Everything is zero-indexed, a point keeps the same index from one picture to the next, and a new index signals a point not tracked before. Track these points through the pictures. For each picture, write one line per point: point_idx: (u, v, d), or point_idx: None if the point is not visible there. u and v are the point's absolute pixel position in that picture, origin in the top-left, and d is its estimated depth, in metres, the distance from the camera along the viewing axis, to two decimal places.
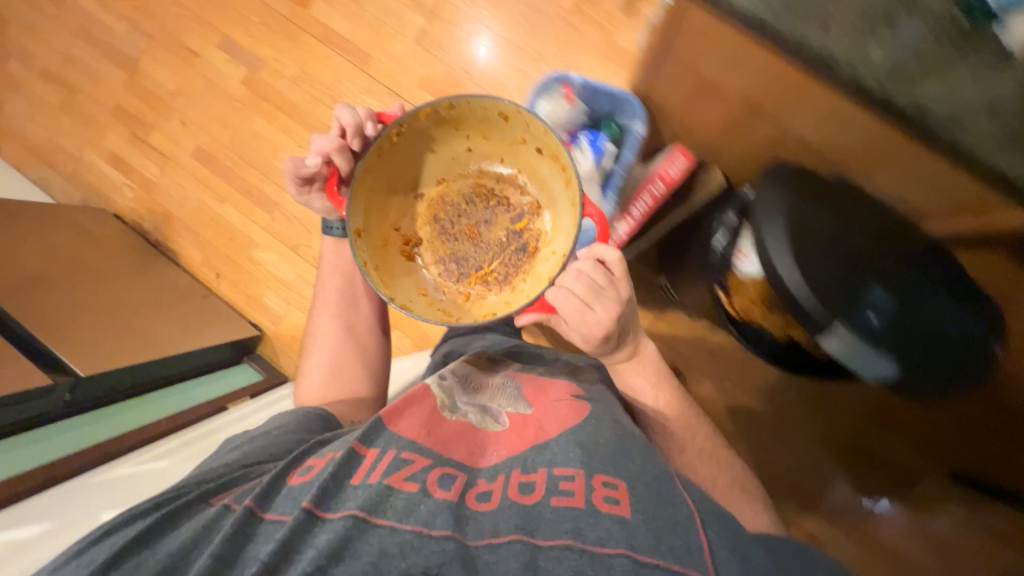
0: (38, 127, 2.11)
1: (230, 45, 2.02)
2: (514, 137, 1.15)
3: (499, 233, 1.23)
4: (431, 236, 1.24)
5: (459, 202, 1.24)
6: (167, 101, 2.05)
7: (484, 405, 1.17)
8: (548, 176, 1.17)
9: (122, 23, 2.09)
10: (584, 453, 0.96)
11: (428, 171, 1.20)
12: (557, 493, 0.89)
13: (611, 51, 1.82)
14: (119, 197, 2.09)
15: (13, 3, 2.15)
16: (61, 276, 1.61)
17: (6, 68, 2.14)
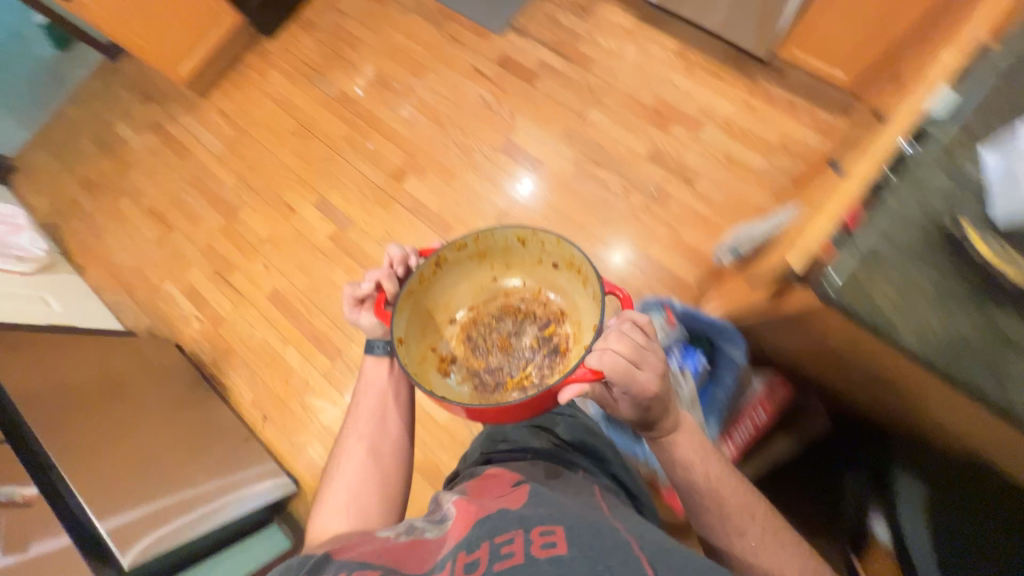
0: (133, 258, 2.32)
1: (325, 205, 2.17)
2: (537, 258, 1.02)
3: (530, 352, 1.00)
4: (468, 356, 1.03)
5: (493, 323, 1.05)
6: (255, 246, 2.20)
7: (431, 522, 0.82)
8: (572, 289, 0.99)
9: (232, 176, 2.32)
10: (525, 516, 0.69)
11: (460, 296, 1.05)
12: (501, 555, 0.63)
13: (693, 249, 1.83)
14: (186, 327, 2.18)
15: (142, 152, 2.48)
16: (108, 409, 1.52)
17: (120, 204, 2.41)
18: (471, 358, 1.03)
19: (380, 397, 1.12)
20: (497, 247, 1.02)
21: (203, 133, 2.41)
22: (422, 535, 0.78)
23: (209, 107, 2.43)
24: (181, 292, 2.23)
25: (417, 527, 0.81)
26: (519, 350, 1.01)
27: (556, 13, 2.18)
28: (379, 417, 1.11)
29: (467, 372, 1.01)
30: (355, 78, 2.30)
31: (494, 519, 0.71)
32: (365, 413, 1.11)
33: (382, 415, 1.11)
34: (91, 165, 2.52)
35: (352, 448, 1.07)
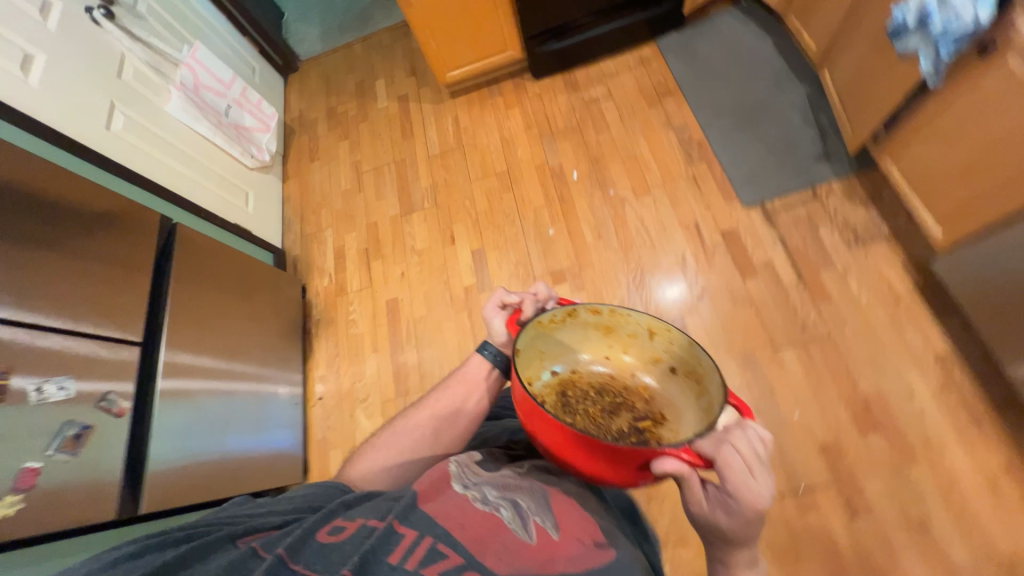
0: (322, 194, 2.61)
1: (480, 258, 2.18)
2: (659, 359, 0.87)
3: (622, 437, 0.81)
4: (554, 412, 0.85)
5: (589, 394, 0.88)
6: (406, 252, 2.31)
7: (510, 497, 0.74)
8: (684, 401, 0.83)
9: (427, 178, 2.45)
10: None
11: (570, 351, 0.92)
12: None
13: None
14: (320, 278, 2.40)
15: (379, 113, 2.74)
16: (226, 288, 1.82)
17: (340, 147, 2.71)
18: (559, 410, 0.85)
19: (471, 387, 1.01)
20: (625, 331, 0.89)
21: (430, 129, 2.57)
22: (502, 512, 0.71)
23: (449, 111, 2.58)
24: (333, 249, 2.45)
25: (494, 497, 0.74)
26: (609, 425, 0.83)
27: (820, 223, 1.83)
28: (459, 408, 0.99)
29: (557, 401, 0.86)
30: (579, 161, 2.23)
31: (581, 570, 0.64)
32: (456, 387, 1.01)
33: (464, 400, 1.00)
34: (340, 102, 2.88)
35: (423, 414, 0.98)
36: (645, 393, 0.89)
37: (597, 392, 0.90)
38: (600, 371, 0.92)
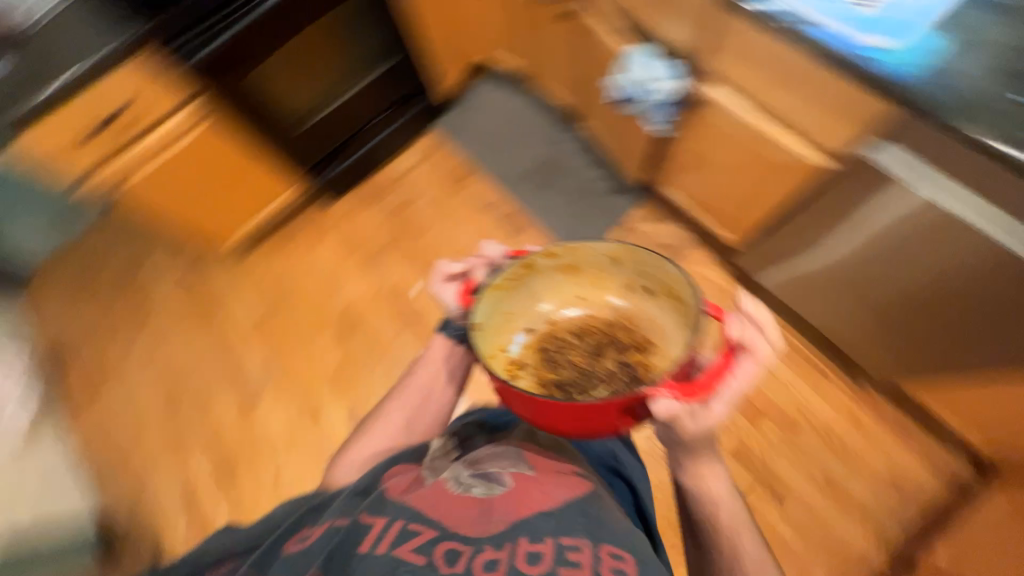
0: (134, 394, 2.02)
1: (370, 382, 1.93)
2: (623, 284, 0.96)
3: (608, 372, 0.93)
4: (539, 367, 0.98)
5: (568, 342, 1.01)
6: (263, 421, 1.92)
7: (485, 472, 0.91)
8: (666, 322, 0.91)
9: (263, 335, 2.08)
10: (588, 525, 0.77)
11: (540, 302, 1.01)
12: (567, 564, 0.70)
13: None
14: (148, 500, 1.85)
15: (157, 284, 2.21)
16: None
17: (121, 332, 2.13)
18: (541, 369, 0.97)
19: (443, 361, 1.14)
20: (590, 268, 0.96)
21: (231, 302, 2.15)
22: (475, 489, 0.85)
23: (246, 275, 2.18)
24: (179, 479, 1.87)
25: (465, 480, 0.88)
26: (597, 370, 0.94)
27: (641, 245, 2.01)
28: (428, 397, 1.12)
29: (535, 377, 0.95)
30: (416, 271, 2.11)
31: (562, 512, 0.79)
32: (428, 368, 1.14)
33: (432, 392, 1.12)
34: (95, 281, 2.21)
35: (401, 402, 1.11)
36: (628, 319, 0.98)
37: (577, 334, 1.01)
38: (576, 313, 1.03)
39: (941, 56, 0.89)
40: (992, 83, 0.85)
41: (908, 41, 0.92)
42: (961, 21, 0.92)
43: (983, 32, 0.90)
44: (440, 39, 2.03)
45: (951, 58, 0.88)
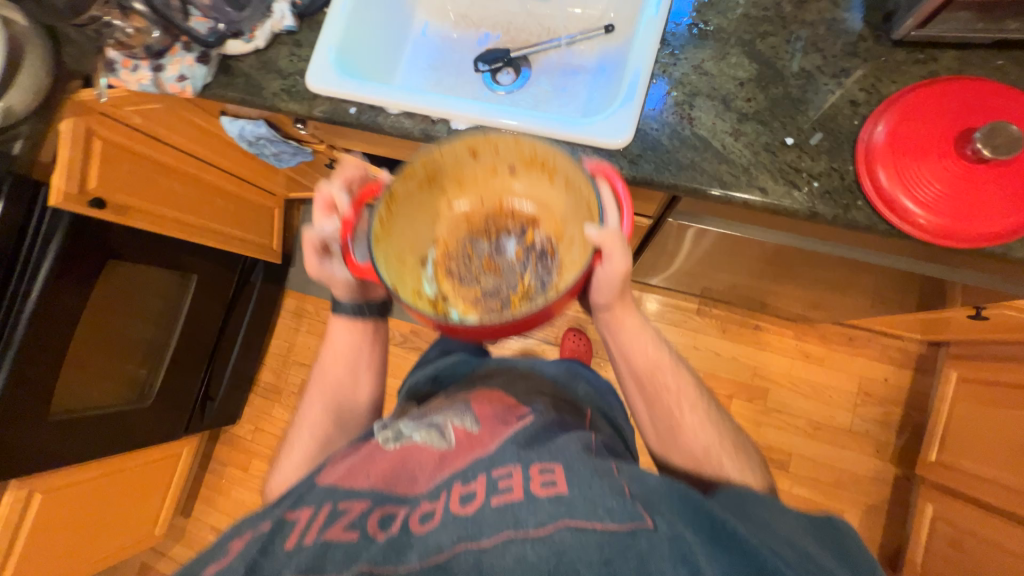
0: None
1: None
2: (493, 170, 0.76)
3: (519, 264, 0.78)
4: (451, 288, 0.76)
5: (462, 251, 0.81)
6: None
7: (432, 421, 0.86)
8: (543, 190, 0.76)
9: None
10: (520, 451, 0.73)
11: (421, 241, 0.78)
12: (498, 491, 0.66)
13: None
14: None
15: None
16: None
17: None
18: (460, 290, 0.77)
19: (355, 346, 0.94)
20: (446, 173, 0.74)
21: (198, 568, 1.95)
22: (418, 437, 0.82)
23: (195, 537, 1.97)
24: None
25: (407, 431, 0.84)
26: (505, 268, 0.79)
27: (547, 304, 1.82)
28: (353, 381, 0.95)
29: (461, 299, 0.75)
30: None
31: (498, 447, 0.75)
32: (336, 360, 0.95)
33: (354, 379, 0.95)
34: None
35: (319, 397, 0.94)
36: (506, 209, 0.81)
37: (466, 238, 0.82)
38: (451, 215, 0.80)
39: (679, 133, 0.77)
40: (750, 147, 0.74)
41: (654, 125, 0.78)
42: (701, 77, 0.77)
43: (717, 77, 0.77)
44: (240, 231, 1.74)
45: (693, 133, 0.76)
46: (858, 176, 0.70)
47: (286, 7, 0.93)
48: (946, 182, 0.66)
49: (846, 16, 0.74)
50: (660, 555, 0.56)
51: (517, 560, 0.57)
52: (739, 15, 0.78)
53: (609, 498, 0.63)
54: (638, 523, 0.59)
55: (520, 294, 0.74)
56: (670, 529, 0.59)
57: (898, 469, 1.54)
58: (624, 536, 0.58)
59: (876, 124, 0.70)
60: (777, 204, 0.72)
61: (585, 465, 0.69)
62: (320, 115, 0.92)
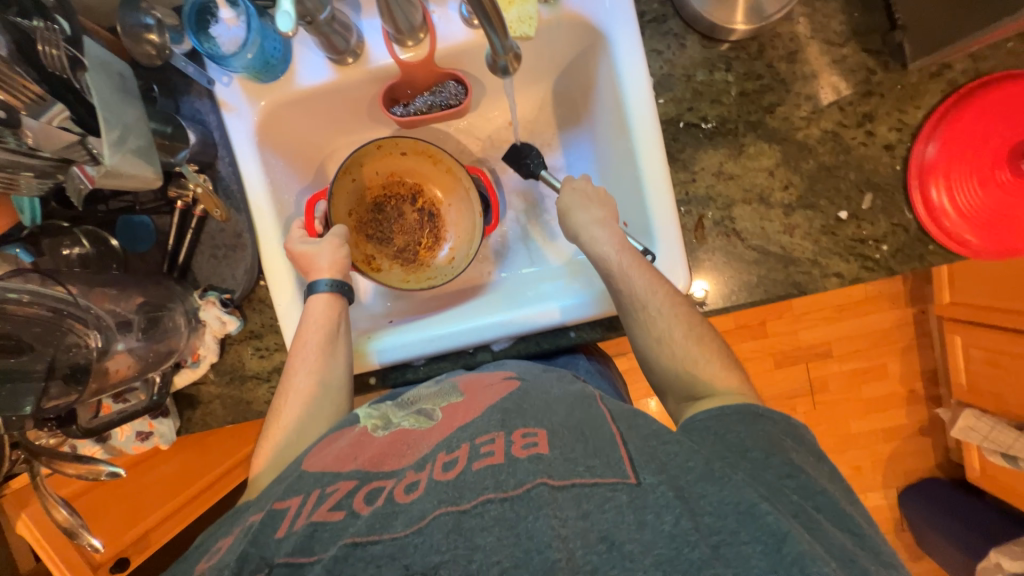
0: None
1: None
2: (383, 158, 0.81)
3: (419, 228, 0.86)
4: (381, 255, 0.85)
5: (372, 219, 0.85)
6: None
7: (422, 411, 0.62)
8: (424, 170, 0.83)
9: None
10: (507, 412, 0.53)
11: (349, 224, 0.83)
12: (480, 456, 0.47)
13: (898, 425, 1.77)
14: None
15: None
16: None
17: None
18: (396, 257, 0.86)
19: (333, 336, 0.69)
20: (353, 171, 0.79)
21: None
22: (405, 426, 0.59)
23: None
24: None
25: (398, 418, 0.61)
26: (410, 228, 0.86)
27: None
28: (334, 341, 0.69)
29: (387, 254, 0.86)
30: None
31: (482, 412, 0.55)
32: (305, 361, 0.67)
33: (333, 352, 0.68)
34: None
35: (300, 381, 0.67)
36: (388, 178, 0.84)
37: (370, 211, 0.84)
38: (354, 202, 0.82)
39: (732, 250, 0.70)
40: (808, 237, 0.69)
41: (704, 256, 0.71)
42: (727, 183, 0.69)
43: (745, 176, 0.69)
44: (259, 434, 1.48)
45: (746, 246, 0.70)
46: (909, 200, 0.67)
47: (220, 310, 0.73)
48: (993, 191, 0.66)
49: (846, 51, 0.66)
50: (650, 514, 0.41)
51: (496, 523, 0.42)
52: (736, 94, 0.68)
53: (591, 452, 0.47)
54: (615, 478, 0.44)
55: (425, 250, 0.86)
56: (659, 480, 0.44)
57: (913, 307, 1.69)
58: (598, 486, 0.44)
59: (928, 141, 0.66)
60: (856, 282, 0.69)
61: (563, 412, 0.53)
62: (378, 380, 0.78)
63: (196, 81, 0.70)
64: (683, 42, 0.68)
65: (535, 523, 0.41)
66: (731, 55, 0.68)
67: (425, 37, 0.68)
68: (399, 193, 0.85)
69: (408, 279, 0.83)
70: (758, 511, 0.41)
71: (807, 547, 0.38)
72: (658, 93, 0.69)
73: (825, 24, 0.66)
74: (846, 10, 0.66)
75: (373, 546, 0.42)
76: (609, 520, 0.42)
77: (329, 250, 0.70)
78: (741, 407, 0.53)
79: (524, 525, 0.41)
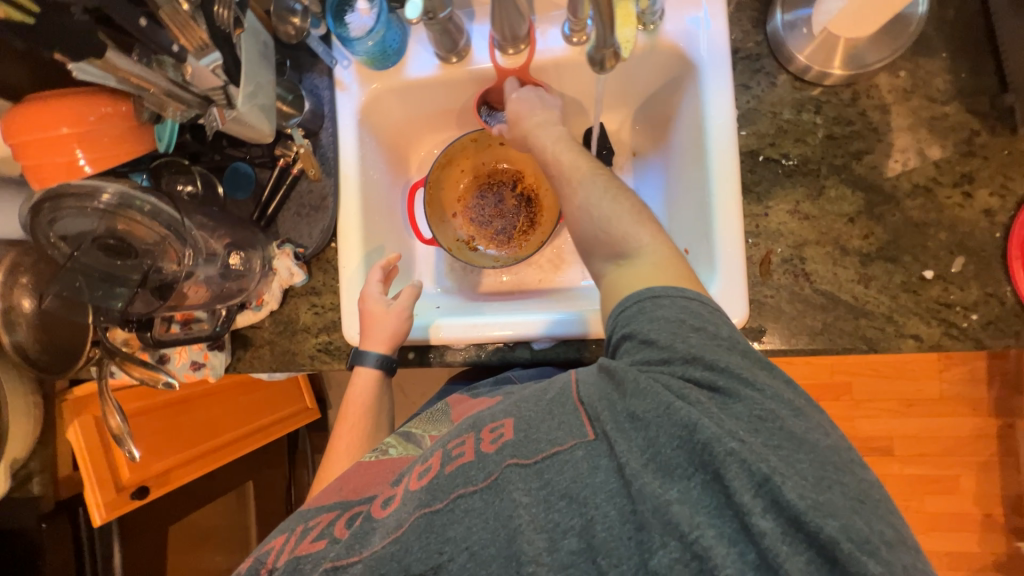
0: None
1: None
2: (486, 149, 0.95)
3: (515, 214, 0.97)
4: (480, 234, 0.97)
5: (475, 203, 0.97)
6: None
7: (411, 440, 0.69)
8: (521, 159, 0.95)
9: None
10: (478, 415, 0.55)
11: (451, 205, 0.96)
12: (451, 459, 0.51)
13: (967, 553, 1.53)
14: None
15: None
16: None
17: None
18: (493, 237, 0.97)
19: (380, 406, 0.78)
20: (458, 156, 0.93)
21: None
22: (393, 451, 0.67)
23: None
24: None
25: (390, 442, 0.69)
26: (509, 211, 0.97)
27: None
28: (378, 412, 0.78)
29: (485, 235, 0.97)
30: None
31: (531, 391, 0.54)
32: (356, 419, 0.77)
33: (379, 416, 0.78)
34: None
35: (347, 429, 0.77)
36: (493, 168, 0.97)
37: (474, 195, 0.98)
38: (457, 185, 0.96)
39: (798, 291, 0.68)
40: (886, 292, 0.65)
41: (767, 291, 0.68)
42: (802, 222, 0.68)
43: (822, 218, 0.67)
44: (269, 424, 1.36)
45: (814, 289, 0.67)
46: (1009, 272, 0.62)
47: (292, 261, 0.79)
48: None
49: (949, 109, 0.64)
50: (602, 459, 0.45)
51: (467, 515, 0.46)
52: (823, 136, 0.67)
53: (555, 426, 0.49)
54: (574, 440, 0.47)
55: (521, 233, 0.96)
56: (605, 423, 0.47)
57: (996, 419, 1.50)
58: (557, 454, 0.47)
59: None
60: (937, 349, 0.64)
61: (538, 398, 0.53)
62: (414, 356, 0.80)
63: (321, 60, 0.80)
64: (774, 80, 0.69)
65: (501, 506, 0.46)
66: (822, 99, 0.68)
67: (524, 49, 0.74)
68: (498, 182, 0.97)
69: (499, 257, 0.94)
70: (675, 409, 0.44)
71: (719, 434, 0.41)
72: (741, 124, 0.69)
73: (927, 80, 0.65)
74: (952, 69, 0.64)
75: (353, 566, 0.48)
76: (567, 479, 0.46)
77: (389, 322, 0.74)
78: (677, 294, 0.52)
79: (493, 509, 0.46)
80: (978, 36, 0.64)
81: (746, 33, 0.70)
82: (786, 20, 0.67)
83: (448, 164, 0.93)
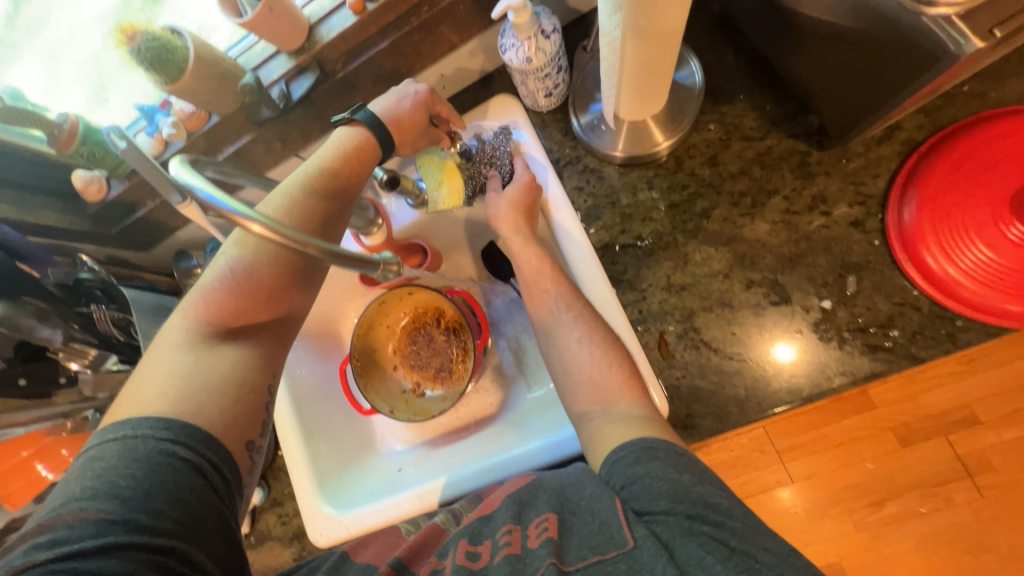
0: None
1: None
2: (399, 303, 0.97)
3: (447, 346, 0.96)
4: (422, 376, 0.97)
5: (410, 349, 0.98)
6: None
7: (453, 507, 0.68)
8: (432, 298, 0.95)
9: None
10: (522, 501, 0.53)
11: (386, 361, 0.97)
12: (499, 548, 0.49)
13: None
14: None
15: None
16: None
17: None
18: (435, 375, 0.96)
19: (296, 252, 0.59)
20: (376, 320, 0.96)
21: None
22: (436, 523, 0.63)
23: None
24: None
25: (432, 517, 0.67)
26: (442, 344, 0.96)
27: None
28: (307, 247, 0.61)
29: (428, 376, 0.97)
30: None
31: None
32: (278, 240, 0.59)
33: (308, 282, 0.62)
34: None
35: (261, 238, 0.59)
36: (415, 313, 0.98)
37: (406, 342, 0.98)
38: (387, 338, 0.97)
39: (708, 363, 0.63)
40: (794, 334, 0.61)
41: (676, 375, 0.64)
42: (681, 294, 0.66)
43: (698, 283, 0.65)
44: None
45: (722, 357, 0.63)
46: (905, 274, 0.58)
47: None
48: (1003, 252, 0.55)
49: (769, 141, 0.64)
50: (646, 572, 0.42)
51: None
52: (665, 207, 0.68)
53: (595, 530, 0.47)
54: (614, 550, 0.45)
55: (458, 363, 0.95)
56: (646, 531, 0.45)
57: None
58: (600, 565, 0.44)
59: (899, 209, 0.59)
60: (876, 378, 0.58)
61: (578, 493, 0.51)
62: None
63: None
64: (601, 174, 0.71)
65: None
66: (650, 173, 0.69)
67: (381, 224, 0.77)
68: (423, 323, 0.99)
69: (446, 395, 0.93)
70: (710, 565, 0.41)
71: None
72: (588, 224, 0.70)
73: (737, 123, 0.66)
74: (755, 106, 0.66)
75: None
76: None
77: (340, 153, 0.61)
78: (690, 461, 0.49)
79: None
80: (762, 72, 0.66)
81: (560, 142, 0.74)
82: (584, 124, 0.71)
83: (368, 330, 0.94)
